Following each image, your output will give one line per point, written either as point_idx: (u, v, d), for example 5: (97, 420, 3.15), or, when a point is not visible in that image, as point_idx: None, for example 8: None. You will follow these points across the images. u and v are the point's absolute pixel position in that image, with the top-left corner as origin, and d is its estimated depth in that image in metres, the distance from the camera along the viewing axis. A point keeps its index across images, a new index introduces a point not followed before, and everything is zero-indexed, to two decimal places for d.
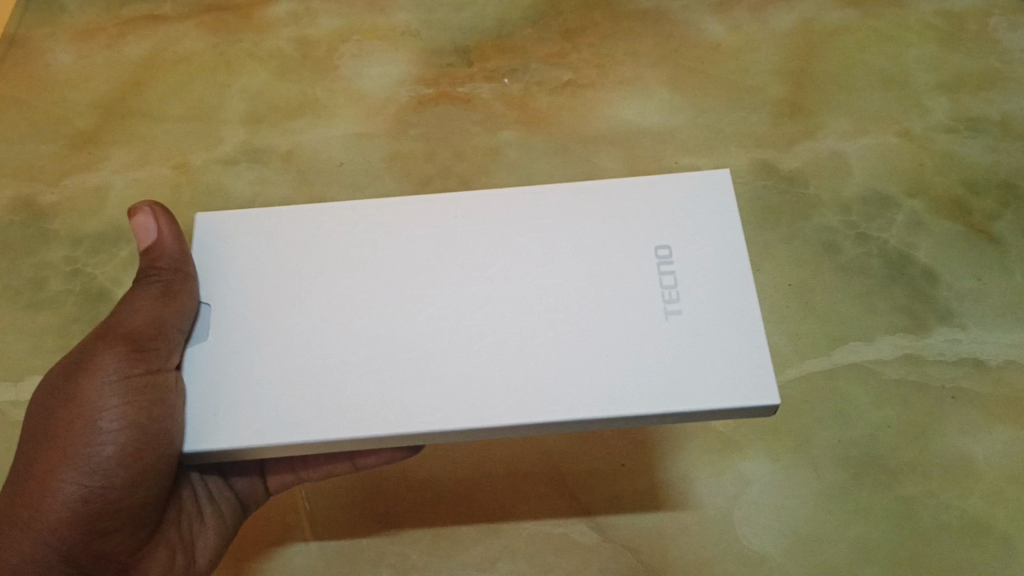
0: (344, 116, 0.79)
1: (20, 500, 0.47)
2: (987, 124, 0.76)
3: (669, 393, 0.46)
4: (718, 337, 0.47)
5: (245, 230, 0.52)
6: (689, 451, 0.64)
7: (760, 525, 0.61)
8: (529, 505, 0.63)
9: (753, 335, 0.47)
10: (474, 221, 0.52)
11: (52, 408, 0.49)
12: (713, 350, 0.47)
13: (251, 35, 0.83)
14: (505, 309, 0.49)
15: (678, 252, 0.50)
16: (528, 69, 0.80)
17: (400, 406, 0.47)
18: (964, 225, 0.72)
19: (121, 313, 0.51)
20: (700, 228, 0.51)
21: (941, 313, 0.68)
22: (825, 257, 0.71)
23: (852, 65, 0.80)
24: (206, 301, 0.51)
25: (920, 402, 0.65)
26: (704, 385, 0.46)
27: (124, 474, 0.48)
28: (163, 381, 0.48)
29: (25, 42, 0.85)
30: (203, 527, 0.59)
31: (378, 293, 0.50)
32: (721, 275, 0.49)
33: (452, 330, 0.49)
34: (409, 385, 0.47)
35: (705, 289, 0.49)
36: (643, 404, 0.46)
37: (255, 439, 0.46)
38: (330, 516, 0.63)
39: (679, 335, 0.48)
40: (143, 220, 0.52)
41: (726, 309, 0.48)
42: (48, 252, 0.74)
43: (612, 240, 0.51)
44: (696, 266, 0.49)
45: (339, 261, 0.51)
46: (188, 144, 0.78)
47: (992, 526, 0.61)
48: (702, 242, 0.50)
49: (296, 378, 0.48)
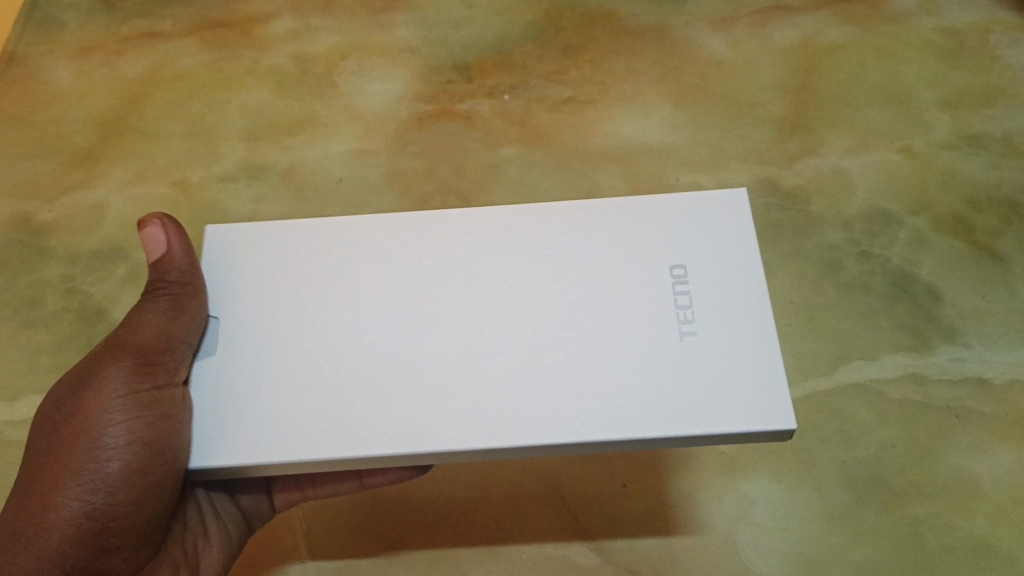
0: (343, 133, 0.79)
1: (23, 516, 0.47)
2: (989, 141, 0.76)
3: (681, 415, 0.45)
4: (732, 359, 0.47)
5: (255, 242, 0.52)
6: (692, 471, 0.63)
7: (764, 547, 0.60)
8: (530, 527, 0.62)
9: (769, 359, 0.47)
10: (486, 238, 0.52)
11: (58, 422, 0.48)
12: (727, 372, 0.46)
13: (250, 52, 0.83)
14: (517, 327, 0.48)
15: (693, 271, 0.49)
16: (528, 86, 0.80)
17: (408, 426, 0.46)
18: (966, 242, 0.71)
19: (129, 326, 0.50)
20: (717, 249, 0.50)
21: (945, 332, 0.68)
22: (827, 274, 0.70)
23: (853, 82, 0.79)
24: (215, 315, 0.50)
25: (924, 423, 0.64)
26: (717, 408, 0.46)
27: (129, 490, 0.48)
28: (170, 397, 0.47)
29: (24, 59, 0.84)
30: (208, 544, 0.58)
31: (389, 310, 0.49)
32: (737, 296, 0.49)
33: (462, 347, 0.48)
34: (418, 404, 0.47)
35: (720, 311, 0.48)
36: (655, 426, 0.45)
37: (261, 457, 0.46)
38: (329, 537, 0.62)
39: (693, 356, 0.47)
40: (153, 231, 0.51)
41: (741, 332, 0.47)
42: (45, 270, 0.73)
43: (626, 257, 0.50)
44: (711, 287, 0.49)
45: (349, 278, 0.51)
46: (187, 161, 0.78)
47: (999, 549, 0.60)
48: (717, 263, 0.50)
49: (304, 395, 0.47)
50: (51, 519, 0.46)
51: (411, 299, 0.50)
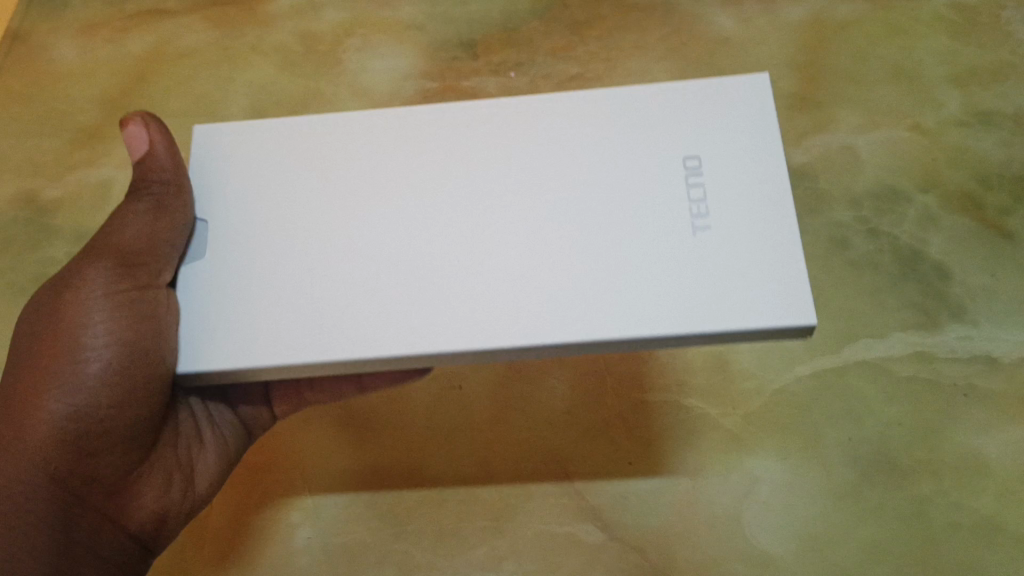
0: (348, 110, 0.78)
1: (7, 418, 0.47)
2: (1000, 118, 0.75)
3: (693, 312, 0.45)
4: (746, 253, 0.46)
5: (249, 143, 0.51)
6: (698, 447, 0.63)
7: (769, 524, 0.60)
8: (529, 461, 0.63)
9: (784, 252, 0.46)
10: (493, 130, 0.51)
11: (41, 325, 0.49)
12: (741, 269, 0.46)
13: (254, 28, 0.83)
14: (524, 222, 0.48)
15: (708, 163, 0.49)
16: (534, 63, 0.80)
17: (413, 326, 0.46)
18: (975, 219, 0.71)
19: (112, 226, 0.50)
20: (721, 139, 0.50)
21: (954, 310, 0.67)
22: (835, 252, 0.70)
23: (863, 57, 0.79)
24: (202, 218, 0.50)
25: (931, 401, 0.64)
26: (730, 305, 0.45)
27: (112, 395, 0.48)
28: (152, 298, 0.48)
29: (28, 37, 0.84)
30: (203, 450, 0.58)
31: (391, 206, 0.49)
32: (752, 187, 0.48)
33: (468, 245, 0.48)
34: (424, 304, 0.46)
35: (734, 205, 0.48)
36: (668, 323, 0.45)
37: (253, 360, 0.46)
38: (331, 493, 0.62)
39: (706, 248, 0.47)
40: (136, 130, 0.51)
41: (757, 225, 0.47)
42: (52, 248, 0.73)
43: (635, 150, 0.50)
44: (724, 177, 0.48)
45: (350, 176, 0.50)
46: (192, 139, 0.77)
47: (1003, 525, 0.60)
48: (736, 156, 0.49)
49: (301, 296, 0.47)
50: (34, 421, 0.47)
51: (411, 199, 0.49)
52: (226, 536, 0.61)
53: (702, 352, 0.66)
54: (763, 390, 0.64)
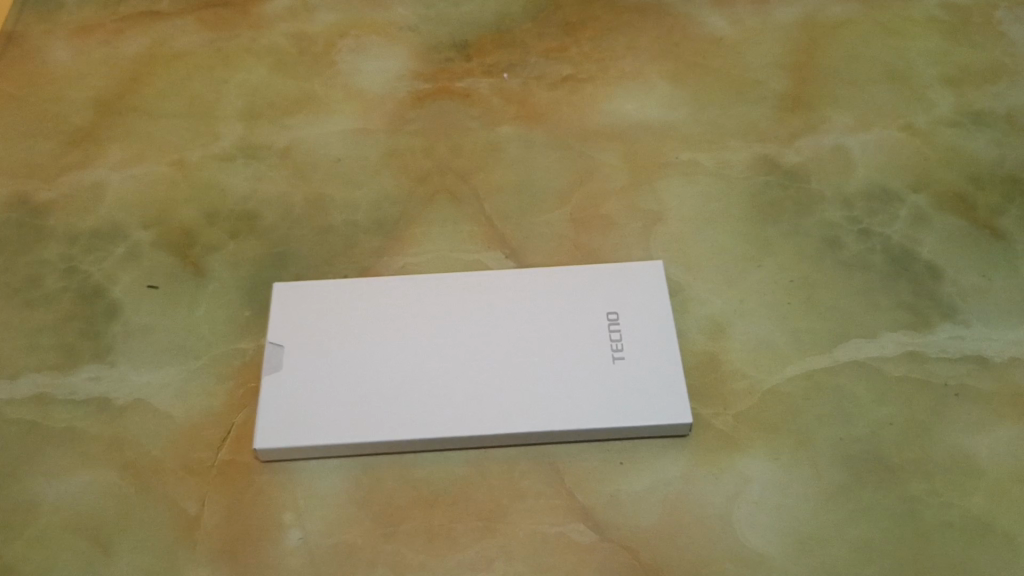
0: (342, 111, 0.78)
1: None
2: (992, 118, 0.76)
3: (615, 415, 0.61)
4: (651, 372, 0.62)
5: None
6: (690, 447, 0.63)
7: (761, 526, 0.60)
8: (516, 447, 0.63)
9: (674, 364, 0.62)
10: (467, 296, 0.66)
11: None
12: (647, 373, 0.62)
13: (249, 30, 0.84)
14: (492, 351, 0.63)
15: (624, 316, 0.64)
16: (527, 64, 0.80)
17: (415, 410, 0.61)
18: (968, 219, 0.71)
19: None
20: (635, 303, 0.65)
21: (945, 310, 0.67)
22: (827, 252, 0.70)
23: (852, 59, 0.80)
24: None
25: (923, 401, 0.64)
26: (642, 408, 0.61)
27: None
28: None
29: (22, 40, 0.84)
30: None
31: (394, 331, 0.64)
32: (655, 325, 0.64)
33: (452, 361, 0.63)
34: (420, 392, 0.62)
35: (643, 342, 0.63)
36: (599, 420, 0.61)
37: None
38: (323, 493, 0.62)
39: (622, 375, 0.62)
40: None
41: (657, 350, 0.63)
42: (43, 250, 0.72)
43: (571, 304, 0.65)
44: (636, 322, 0.64)
45: (361, 312, 0.65)
46: (186, 140, 0.78)
47: (996, 526, 0.59)
48: (645, 318, 0.64)
49: None
50: None
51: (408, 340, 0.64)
52: (215, 535, 0.60)
53: (693, 351, 0.66)
54: (755, 391, 0.64)
